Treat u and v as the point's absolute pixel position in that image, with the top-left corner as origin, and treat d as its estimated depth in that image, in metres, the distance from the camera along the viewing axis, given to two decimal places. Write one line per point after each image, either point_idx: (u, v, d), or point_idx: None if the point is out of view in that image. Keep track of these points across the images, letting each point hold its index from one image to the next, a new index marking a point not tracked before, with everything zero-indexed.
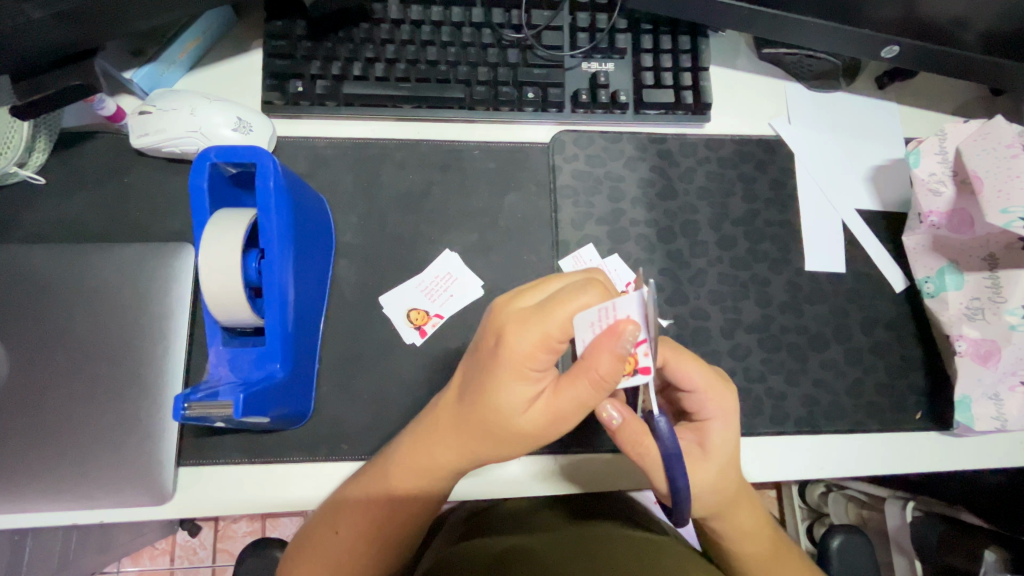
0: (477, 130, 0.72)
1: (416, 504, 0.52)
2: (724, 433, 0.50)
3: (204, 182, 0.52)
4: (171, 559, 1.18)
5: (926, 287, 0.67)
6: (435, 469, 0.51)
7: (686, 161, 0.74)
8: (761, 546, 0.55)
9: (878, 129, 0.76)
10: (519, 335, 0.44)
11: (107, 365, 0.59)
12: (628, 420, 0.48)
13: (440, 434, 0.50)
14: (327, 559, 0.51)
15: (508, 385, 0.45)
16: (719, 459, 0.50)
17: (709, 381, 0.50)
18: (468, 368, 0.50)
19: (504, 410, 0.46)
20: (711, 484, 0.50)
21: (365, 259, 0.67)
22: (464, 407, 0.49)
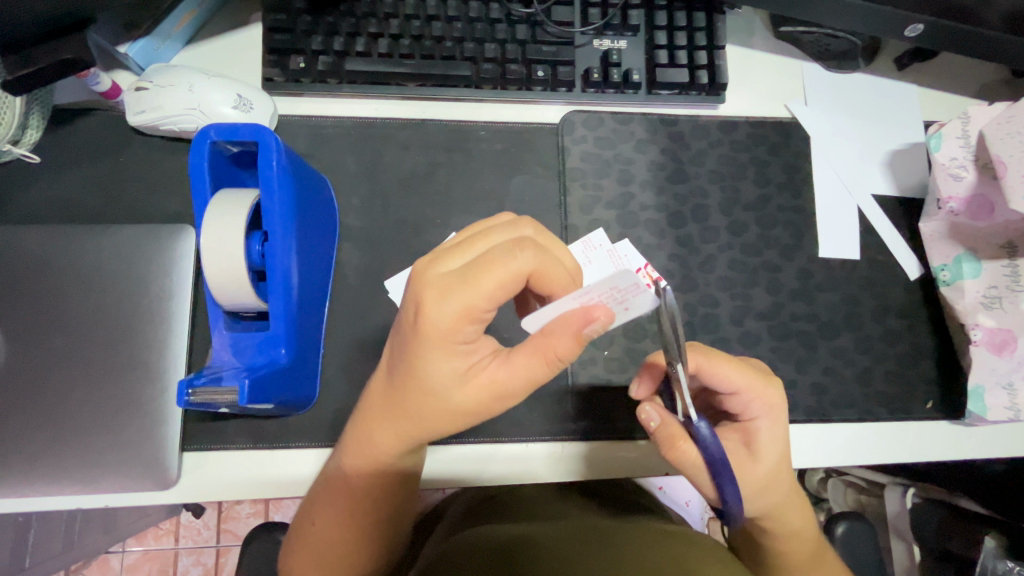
0: (484, 109, 0.70)
1: (379, 491, 0.50)
2: (770, 433, 0.49)
3: (204, 161, 0.49)
4: (176, 539, 1.19)
5: (942, 276, 0.66)
6: (381, 458, 0.48)
7: (698, 143, 0.72)
8: (805, 542, 0.54)
9: (897, 111, 0.74)
10: (438, 305, 0.40)
11: (108, 350, 0.58)
12: (665, 422, 0.48)
13: (376, 421, 0.46)
14: (320, 548, 0.51)
15: (437, 363, 0.42)
16: (769, 458, 0.49)
17: (751, 381, 0.49)
18: (396, 345, 0.45)
19: (438, 390, 0.43)
20: (762, 484, 0.49)
21: (369, 242, 0.66)
22: (396, 388, 0.45)
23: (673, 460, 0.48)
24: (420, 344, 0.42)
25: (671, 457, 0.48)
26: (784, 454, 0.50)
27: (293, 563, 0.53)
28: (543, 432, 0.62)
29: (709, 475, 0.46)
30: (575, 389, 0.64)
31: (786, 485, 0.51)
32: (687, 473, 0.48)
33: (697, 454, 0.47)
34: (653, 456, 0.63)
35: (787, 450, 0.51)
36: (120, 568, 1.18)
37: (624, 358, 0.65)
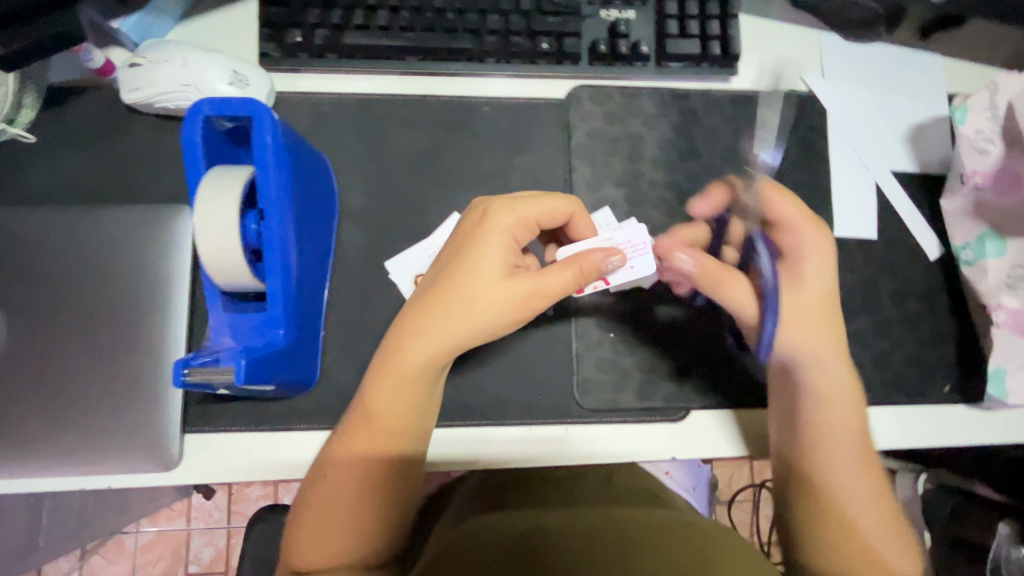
0: (487, 85, 0.67)
1: (393, 418, 0.51)
2: (817, 267, 0.55)
3: (197, 138, 0.48)
4: (187, 520, 1.21)
5: (963, 254, 0.63)
6: (410, 370, 0.50)
7: (710, 118, 0.69)
8: (856, 453, 0.54)
9: (919, 83, 0.71)
10: (500, 214, 0.52)
11: (108, 331, 0.58)
12: (704, 267, 0.54)
13: (418, 320, 0.50)
14: (330, 494, 0.51)
15: (487, 262, 0.51)
16: (814, 288, 0.54)
17: (807, 218, 0.55)
18: (444, 258, 0.53)
19: (485, 283, 0.50)
20: (800, 315, 0.54)
21: (369, 222, 0.64)
22: (440, 283, 0.51)
23: (723, 289, 0.54)
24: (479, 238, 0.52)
25: (725, 286, 0.54)
26: (830, 299, 0.55)
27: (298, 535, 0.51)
28: (546, 415, 0.61)
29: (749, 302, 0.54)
30: (581, 372, 0.62)
31: (835, 342, 0.55)
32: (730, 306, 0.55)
33: (744, 287, 0.54)
34: (659, 441, 0.62)
35: (833, 295, 0.55)
36: (134, 548, 1.20)
37: (631, 341, 0.63)
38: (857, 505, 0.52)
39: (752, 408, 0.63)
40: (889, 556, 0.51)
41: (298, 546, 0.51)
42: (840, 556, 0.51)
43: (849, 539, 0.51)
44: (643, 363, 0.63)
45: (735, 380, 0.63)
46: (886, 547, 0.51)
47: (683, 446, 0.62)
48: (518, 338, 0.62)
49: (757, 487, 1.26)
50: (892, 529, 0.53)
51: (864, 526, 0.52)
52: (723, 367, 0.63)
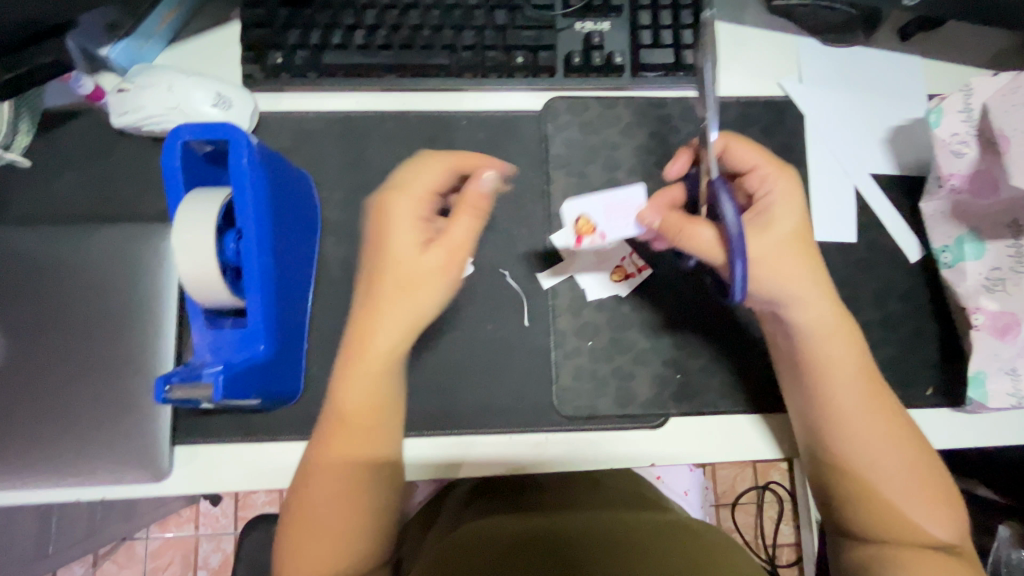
0: (465, 98, 0.69)
1: (366, 413, 0.53)
2: (784, 201, 0.55)
3: (177, 163, 0.50)
4: (196, 525, 1.23)
5: (943, 258, 0.63)
6: (376, 355, 0.53)
7: (687, 125, 0.69)
8: (867, 420, 0.54)
9: (898, 85, 0.71)
10: (396, 202, 0.52)
11: (101, 347, 0.60)
12: (666, 218, 0.54)
13: (379, 311, 0.52)
14: (325, 493, 0.53)
15: (399, 248, 0.52)
16: (784, 220, 0.54)
17: (767, 159, 0.57)
18: (370, 253, 0.54)
19: (403, 262, 0.52)
20: (773, 249, 0.53)
21: (351, 236, 0.65)
22: (376, 279, 0.53)
23: (686, 234, 0.52)
24: (393, 227, 0.52)
25: (686, 231, 0.52)
26: (804, 235, 0.55)
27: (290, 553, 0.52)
28: (525, 422, 0.62)
29: (716, 240, 0.51)
30: (560, 380, 0.63)
31: (822, 292, 0.55)
32: (697, 252, 0.52)
33: (705, 227, 0.52)
34: (639, 445, 0.62)
35: (804, 232, 0.55)
36: (146, 553, 1.23)
37: (610, 347, 0.64)
38: (876, 472, 0.54)
39: (730, 413, 0.63)
40: (920, 518, 0.53)
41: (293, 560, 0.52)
42: (865, 516, 0.54)
43: (874, 505, 0.53)
44: (622, 369, 0.63)
45: (714, 386, 0.63)
46: (915, 508, 0.53)
47: (662, 452, 0.62)
48: (498, 345, 0.64)
49: (759, 488, 1.25)
50: (923, 491, 0.54)
51: (886, 492, 0.53)
52: (701, 372, 0.64)
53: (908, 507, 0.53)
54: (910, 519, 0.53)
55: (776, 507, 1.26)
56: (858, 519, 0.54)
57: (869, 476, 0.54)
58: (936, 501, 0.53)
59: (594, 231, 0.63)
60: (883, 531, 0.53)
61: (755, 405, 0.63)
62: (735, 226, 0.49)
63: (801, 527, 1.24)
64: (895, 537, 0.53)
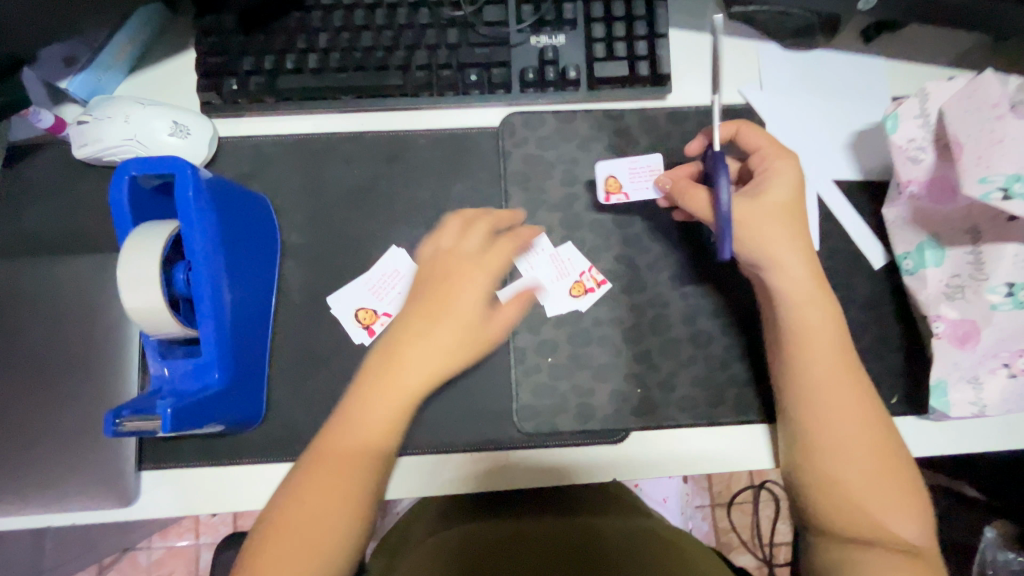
0: (423, 117, 0.69)
1: (377, 437, 0.51)
2: (778, 176, 0.55)
3: (124, 198, 0.51)
4: (197, 534, 1.24)
5: (905, 264, 0.62)
6: (407, 379, 0.52)
7: (646, 137, 0.69)
8: (848, 410, 0.53)
9: (861, 88, 0.70)
10: (497, 254, 0.56)
11: (68, 376, 0.61)
12: (677, 182, 0.59)
13: (416, 336, 0.52)
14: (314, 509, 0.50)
15: (466, 300, 0.54)
16: (773, 194, 0.55)
17: (773, 141, 0.57)
18: (424, 296, 0.54)
19: (466, 315, 0.54)
20: (756, 218, 0.54)
21: (311, 259, 0.66)
22: (438, 311, 0.53)
23: (686, 200, 0.57)
24: (451, 279, 0.54)
25: (688, 196, 0.57)
26: (797, 213, 0.55)
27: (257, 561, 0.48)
28: (483, 441, 0.63)
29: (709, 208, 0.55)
30: (520, 397, 0.63)
31: (807, 276, 0.54)
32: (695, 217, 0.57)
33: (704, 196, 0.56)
34: (598, 460, 0.63)
35: (796, 209, 0.55)
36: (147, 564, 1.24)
37: (570, 363, 0.64)
38: (847, 460, 0.52)
39: (691, 426, 0.63)
40: (890, 517, 0.51)
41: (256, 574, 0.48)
42: (830, 496, 0.52)
43: (843, 500, 0.52)
44: (581, 385, 0.64)
45: (674, 399, 0.64)
46: (887, 508, 0.51)
47: (623, 466, 0.63)
48: None
49: (754, 487, 1.24)
50: (894, 488, 0.52)
51: (856, 487, 0.52)
52: (661, 386, 0.64)
53: (880, 506, 0.51)
54: (879, 518, 0.51)
55: (773, 506, 1.25)
56: (827, 513, 0.52)
57: (842, 470, 0.52)
58: (908, 502, 0.52)
59: (621, 189, 0.66)
60: (851, 528, 0.52)
61: (716, 417, 0.63)
62: (726, 203, 0.53)
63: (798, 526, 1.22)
64: (865, 536, 0.51)
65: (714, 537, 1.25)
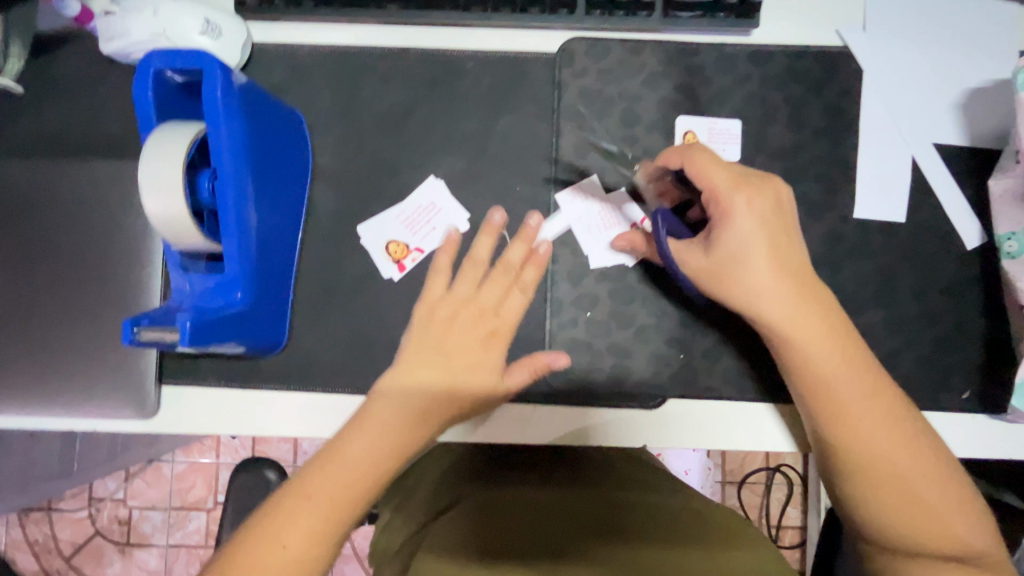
0: (473, 36, 0.62)
1: (361, 473, 0.43)
2: (732, 224, 0.48)
3: (148, 92, 0.47)
4: (217, 453, 1.26)
5: (1007, 246, 0.55)
6: (410, 414, 0.45)
7: (721, 78, 0.61)
8: (869, 435, 0.47)
9: (982, 39, 0.59)
10: (507, 302, 0.50)
11: (91, 282, 0.59)
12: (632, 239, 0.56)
13: (414, 369, 0.47)
14: (286, 553, 0.41)
15: (476, 349, 0.48)
16: (731, 245, 0.49)
17: (713, 176, 0.49)
18: (420, 333, 0.48)
19: (471, 368, 0.48)
20: (722, 269, 0.49)
21: (343, 184, 0.62)
22: (434, 347, 0.48)
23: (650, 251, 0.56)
24: (490, 308, 0.50)
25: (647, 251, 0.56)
26: (767, 245, 0.48)
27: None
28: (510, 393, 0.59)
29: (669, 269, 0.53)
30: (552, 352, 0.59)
31: (798, 301, 0.48)
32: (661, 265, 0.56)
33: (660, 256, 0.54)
34: (630, 426, 0.59)
35: (768, 237, 0.48)
36: (170, 476, 1.27)
37: (608, 320, 0.59)
38: (901, 490, 0.47)
39: (734, 401, 0.59)
40: (941, 526, 0.47)
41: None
42: (898, 526, 0.47)
43: (890, 513, 0.47)
44: (619, 346, 0.59)
45: (717, 370, 0.59)
46: (942, 513, 0.47)
47: (657, 436, 0.58)
48: None
49: (770, 469, 1.20)
50: (952, 496, 0.47)
51: (920, 502, 0.47)
52: (706, 355, 0.59)
53: (931, 513, 0.47)
54: (938, 529, 0.47)
55: (785, 490, 1.22)
56: (887, 530, 0.48)
57: (876, 492, 0.47)
58: (960, 506, 0.47)
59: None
60: (900, 538, 0.48)
61: (762, 394, 0.58)
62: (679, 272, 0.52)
63: (810, 512, 1.19)
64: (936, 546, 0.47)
65: None
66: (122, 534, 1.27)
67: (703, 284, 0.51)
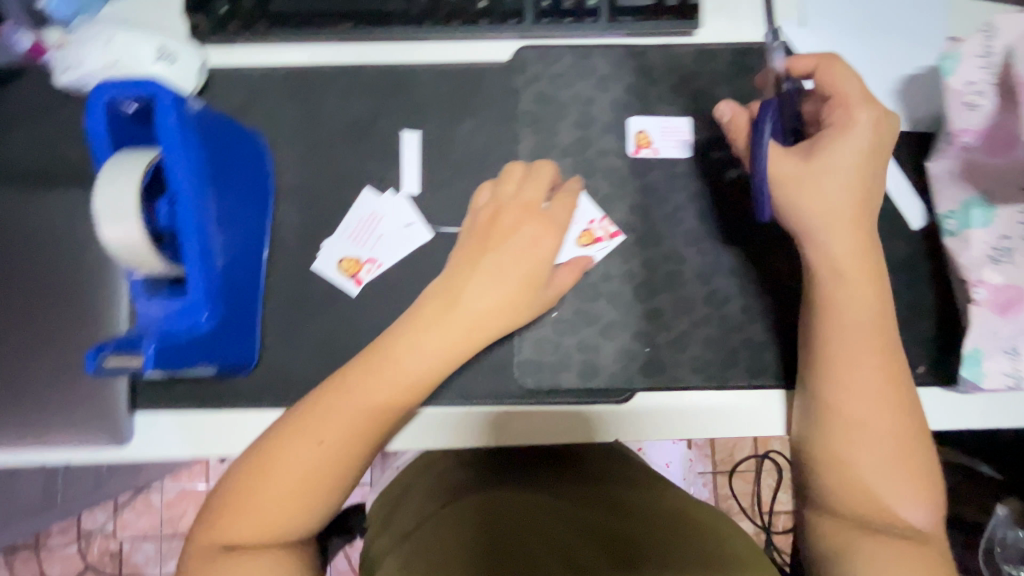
0: (427, 49, 0.63)
1: (412, 375, 0.47)
2: (837, 141, 0.50)
3: (100, 124, 0.47)
4: (208, 478, 1.25)
5: (947, 224, 0.57)
6: (455, 316, 0.47)
7: (670, 76, 0.63)
8: (871, 389, 0.49)
9: (914, 28, 0.62)
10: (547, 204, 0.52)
11: (58, 313, 0.60)
12: (734, 117, 0.54)
13: (469, 272, 0.49)
14: (314, 452, 0.46)
15: (527, 241, 0.49)
16: (830, 158, 0.49)
17: (849, 89, 0.50)
18: (472, 241, 0.51)
19: (525, 264, 0.49)
20: (811, 176, 0.50)
21: (307, 200, 0.63)
22: (488, 243, 0.50)
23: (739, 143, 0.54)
24: (529, 247, 0.49)
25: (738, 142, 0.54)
26: (857, 170, 0.50)
27: (249, 494, 0.45)
28: (484, 397, 0.60)
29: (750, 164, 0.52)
30: (522, 353, 0.61)
31: (854, 236, 0.50)
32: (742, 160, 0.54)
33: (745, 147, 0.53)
34: (602, 422, 0.60)
35: (860, 171, 0.50)
36: (161, 504, 1.26)
37: (576, 318, 0.61)
38: (881, 445, 0.49)
39: (700, 388, 0.60)
40: (885, 500, 0.48)
41: (249, 516, 0.45)
42: (852, 497, 0.49)
43: (834, 471, 0.49)
44: (587, 342, 0.61)
45: (684, 360, 0.60)
46: (885, 495, 0.48)
47: (627, 427, 0.60)
48: None
49: (758, 456, 1.22)
50: (910, 477, 0.49)
51: (872, 477, 0.48)
52: (672, 346, 0.60)
53: (875, 487, 0.48)
54: (885, 506, 0.48)
55: (774, 475, 1.24)
56: (836, 497, 0.49)
57: (852, 441, 0.49)
58: (919, 489, 0.48)
59: (652, 144, 0.62)
60: (841, 505, 0.49)
61: (728, 380, 0.60)
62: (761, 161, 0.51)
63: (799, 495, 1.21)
64: (871, 520, 0.48)
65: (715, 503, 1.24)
66: (115, 567, 1.26)
67: (774, 188, 0.51)
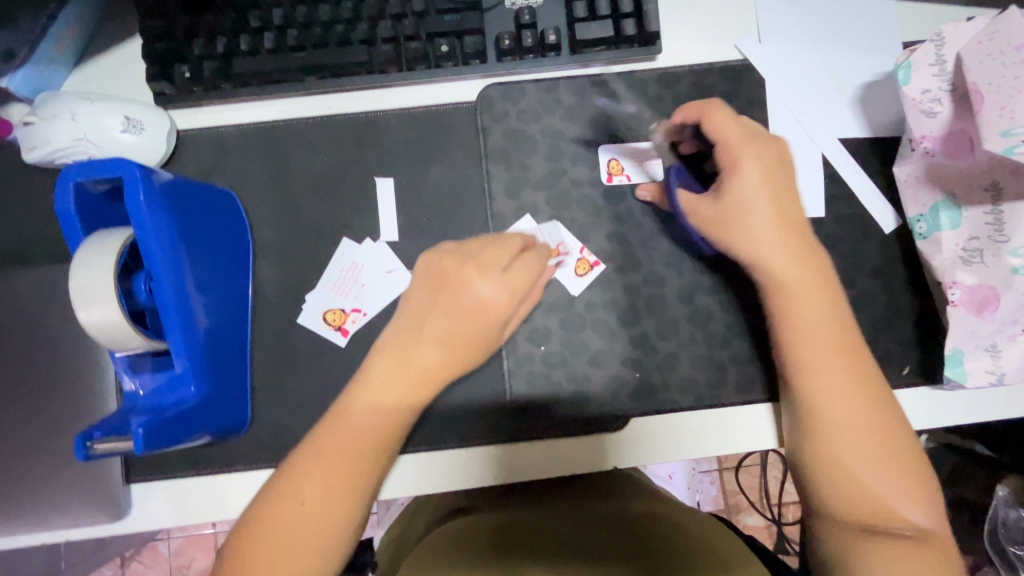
0: (394, 94, 0.64)
1: (377, 435, 0.47)
2: (746, 175, 0.51)
3: (70, 206, 0.48)
4: (214, 523, 1.24)
5: (917, 228, 0.58)
6: (415, 376, 0.47)
7: (635, 103, 0.64)
8: (847, 392, 0.49)
9: (869, 36, 0.63)
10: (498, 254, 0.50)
11: (43, 392, 0.59)
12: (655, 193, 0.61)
13: (423, 331, 0.48)
14: (298, 516, 0.45)
15: (480, 297, 0.48)
16: (738, 195, 0.51)
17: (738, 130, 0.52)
18: (424, 301, 0.49)
19: (481, 320, 0.49)
20: (724, 219, 0.52)
21: (285, 255, 0.63)
22: (439, 303, 0.49)
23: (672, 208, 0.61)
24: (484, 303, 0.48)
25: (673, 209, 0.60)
26: (770, 193, 0.51)
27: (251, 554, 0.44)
28: (477, 435, 0.60)
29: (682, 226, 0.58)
30: (513, 389, 0.61)
31: (792, 250, 0.51)
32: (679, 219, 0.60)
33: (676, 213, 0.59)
34: (598, 448, 0.60)
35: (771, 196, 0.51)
36: (168, 552, 1.24)
37: (563, 351, 0.61)
38: (864, 450, 0.49)
39: (693, 409, 0.61)
40: (885, 499, 0.48)
41: None
42: (848, 501, 0.49)
43: (826, 480, 0.50)
44: (576, 373, 0.61)
45: (673, 382, 0.61)
46: (884, 494, 0.48)
47: (625, 453, 0.60)
48: None
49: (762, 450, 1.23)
50: (901, 477, 0.49)
51: (868, 477, 0.48)
52: (660, 369, 0.61)
53: (865, 493, 0.48)
54: (886, 505, 0.48)
55: (780, 467, 1.25)
56: (835, 503, 0.49)
57: (837, 446, 0.49)
58: (913, 487, 0.48)
59: (623, 171, 0.63)
60: (838, 511, 0.49)
61: (719, 398, 0.61)
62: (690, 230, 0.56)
63: None
64: (872, 522, 0.48)
65: (723, 501, 1.24)
66: None
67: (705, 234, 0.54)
